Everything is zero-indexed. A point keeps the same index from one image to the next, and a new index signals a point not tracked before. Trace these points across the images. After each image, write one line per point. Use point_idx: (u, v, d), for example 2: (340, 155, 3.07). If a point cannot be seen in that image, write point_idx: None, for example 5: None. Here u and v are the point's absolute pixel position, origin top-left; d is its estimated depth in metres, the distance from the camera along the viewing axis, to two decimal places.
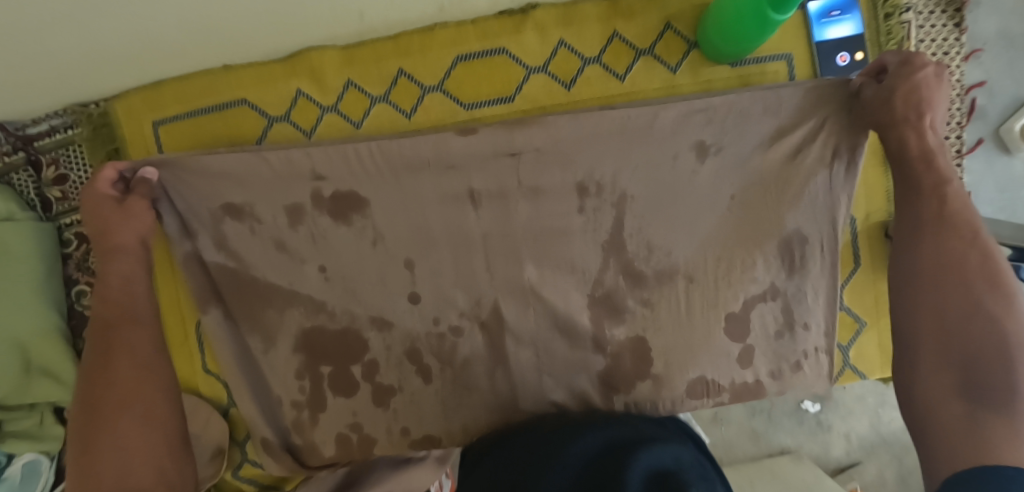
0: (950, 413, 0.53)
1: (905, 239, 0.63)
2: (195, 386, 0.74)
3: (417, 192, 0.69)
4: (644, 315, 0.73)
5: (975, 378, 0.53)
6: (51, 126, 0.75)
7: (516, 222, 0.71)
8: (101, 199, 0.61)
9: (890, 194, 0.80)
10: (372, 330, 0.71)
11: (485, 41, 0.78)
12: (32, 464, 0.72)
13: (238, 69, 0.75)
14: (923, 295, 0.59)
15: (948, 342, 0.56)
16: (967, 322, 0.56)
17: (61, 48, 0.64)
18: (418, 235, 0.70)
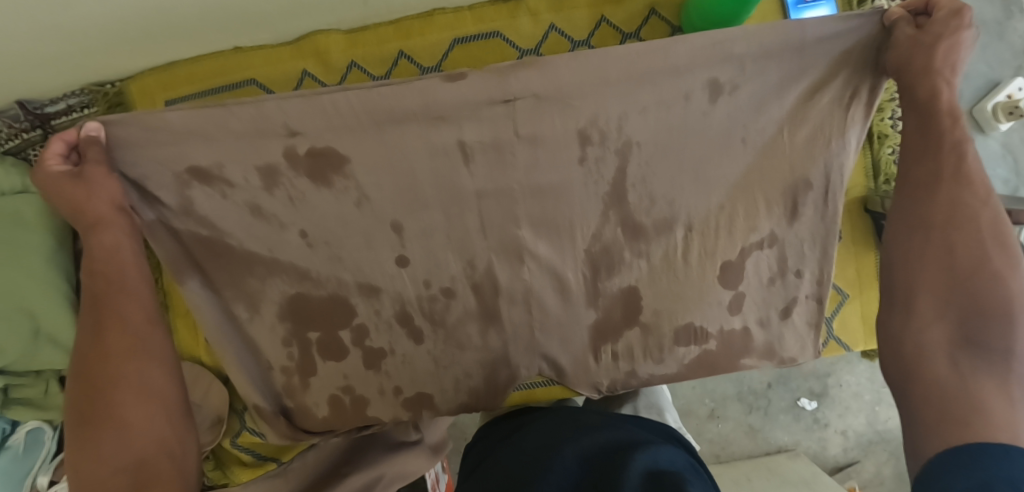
0: (937, 373, 0.48)
1: (906, 215, 0.56)
2: (197, 355, 0.78)
3: (401, 146, 0.57)
4: (641, 269, 0.65)
5: (973, 328, 0.49)
6: (69, 105, 0.77)
7: (513, 175, 0.59)
8: (54, 179, 0.52)
9: (872, 168, 0.75)
10: (359, 296, 0.65)
11: (481, 25, 0.76)
12: (34, 434, 0.78)
13: (247, 50, 0.75)
14: (912, 245, 0.54)
15: (951, 291, 0.51)
16: (975, 274, 0.51)
17: (60, 28, 0.63)
18: (406, 194, 0.59)
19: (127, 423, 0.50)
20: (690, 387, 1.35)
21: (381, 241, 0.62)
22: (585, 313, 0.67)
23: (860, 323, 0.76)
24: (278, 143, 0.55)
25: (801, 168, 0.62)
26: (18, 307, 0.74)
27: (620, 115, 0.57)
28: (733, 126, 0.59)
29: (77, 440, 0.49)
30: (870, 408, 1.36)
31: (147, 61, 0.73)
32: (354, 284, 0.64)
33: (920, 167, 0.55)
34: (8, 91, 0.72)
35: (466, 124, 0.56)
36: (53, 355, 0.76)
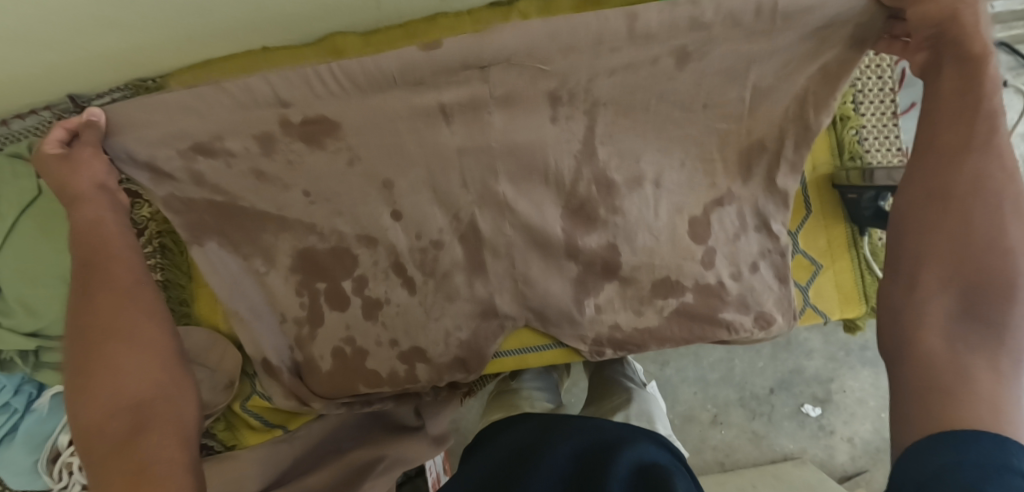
0: (933, 348, 0.49)
1: (928, 177, 0.56)
2: (215, 323, 0.84)
3: (384, 111, 0.65)
4: (617, 223, 0.73)
5: (978, 299, 0.50)
6: (114, 99, 0.88)
7: (490, 135, 0.68)
8: (49, 157, 0.62)
9: (841, 146, 0.80)
10: (361, 247, 0.75)
11: (478, 27, 0.84)
12: (57, 398, 0.84)
13: (275, 49, 0.85)
14: (941, 218, 0.54)
15: (962, 260, 0.52)
16: (982, 239, 0.52)
17: (110, 36, 0.74)
18: (394, 154, 0.69)
19: (116, 359, 0.58)
20: (692, 392, 1.31)
21: (373, 194, 0.72)
22: (568, 265, 0.75)
23: (834, 292, 0.80)
24: (270, 112, 0.65)
25: (747, 134, 0.70)
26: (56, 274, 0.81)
27: (588, 79, 0.64)
28: (698, 92, 0.66)
29: (74, 394, 0.57)
30: (877, 415, 1.30)
31: (183, 59, 0.84)
32: (352, 235, 0.74)
33: (949, 131, 0.56)
34: (62, 87, 0.83)
35: (445, 90, 0.64)
36: None
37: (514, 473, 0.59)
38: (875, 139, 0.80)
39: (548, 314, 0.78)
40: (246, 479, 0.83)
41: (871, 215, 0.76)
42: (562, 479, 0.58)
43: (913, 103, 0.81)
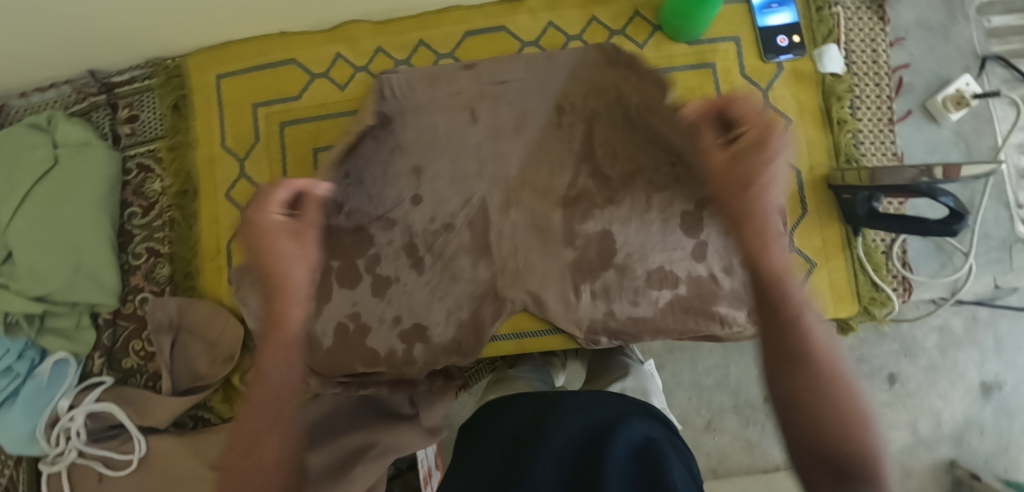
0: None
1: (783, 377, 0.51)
2: (220, 296, 0.85)
3: (432, 124, 0.81)
4: (611, 212, 0.77)
5: (834, 451, 0.47)
6: (133, 76, 0.89)
7: (506, 132, 0.80)
8: (273, 223, 0.58)
9: (838, 149, 0.82)
10: (378, 228, 0.80)
11: (488, 20, 0.85)
12: (59, 366, 0.86)
13: (291, 34, 0.86)
14: (783, 381, 0.51)
15: (800, 410, 0.50)
16: (803, 380, 0.50)
17: (130, 12, 0.76)
18: (425, 144, 0.81)
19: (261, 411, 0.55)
20: (686, 397, 1.30)
21: (401, 178, 0.80)
22: (566, 251, 0.78)
23: (828, 291, 0.81)
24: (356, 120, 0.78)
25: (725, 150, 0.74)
26: (65, 243, 0.83)
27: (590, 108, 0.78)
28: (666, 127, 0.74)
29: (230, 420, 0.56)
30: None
31: (202, 40, 0.86)
32: (370, 215, 0.80)
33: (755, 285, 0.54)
34: (83, 61, 0.85)
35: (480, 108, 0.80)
36: (89, 289, 0.84)
37: (517, 457, 0.58)
38: (871, 143, 0.83)
39: (549, 303, 0.79)
40: None
41: (866, 214, 0.78)
42: (567, 459, 0.57)
43: (909, 110, 0.84)
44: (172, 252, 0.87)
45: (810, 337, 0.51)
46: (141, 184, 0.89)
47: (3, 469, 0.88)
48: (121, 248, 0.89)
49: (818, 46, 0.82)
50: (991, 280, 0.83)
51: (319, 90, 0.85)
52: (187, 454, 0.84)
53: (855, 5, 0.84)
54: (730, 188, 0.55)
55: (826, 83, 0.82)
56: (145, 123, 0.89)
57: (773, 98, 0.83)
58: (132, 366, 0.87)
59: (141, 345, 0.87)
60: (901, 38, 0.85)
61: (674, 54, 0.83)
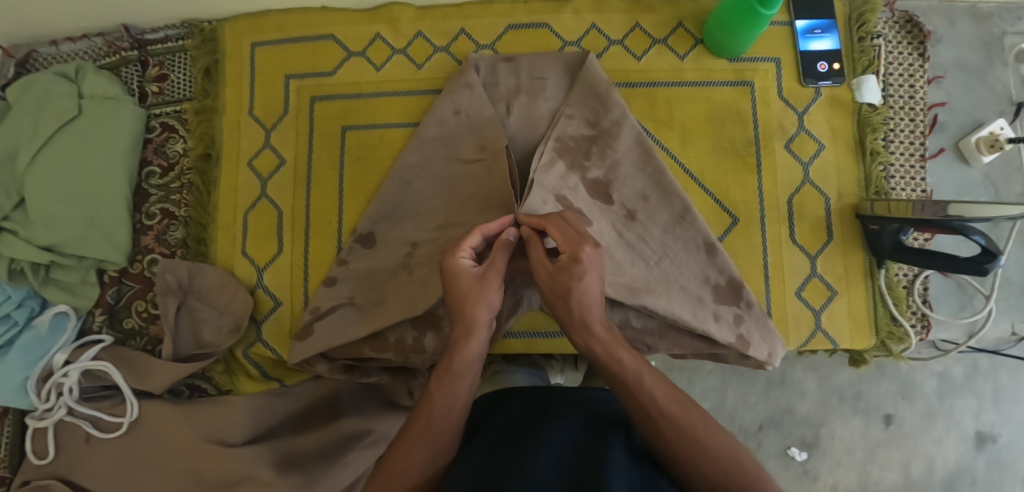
0: None
1: (652, 436, 0.55)
2: (231, 266, 0.84)
3: (467, 113, 0.79)
4: (638, 220, 0.76)
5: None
6: (167, 35, 0.88)
7: (539, 130, 0.79)
8: (466, 272, 0.61)
9: (868, 179, 0.82)
10: (399, 212, 0.79)
11: (532, 16, 0.85)
12: (58, 320, 0.83)
13: (332, 9, 0.85)
14: (672, 439, 0.54)
15: (699, 460, 0.53)
16: (700, 433, 0.54)
17: None
18: (456, 133, 0.79)
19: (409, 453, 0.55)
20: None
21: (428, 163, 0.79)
22: None
23: (846, 319, 0.80)
24: None
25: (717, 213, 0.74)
26: (81, 196, 0.81)
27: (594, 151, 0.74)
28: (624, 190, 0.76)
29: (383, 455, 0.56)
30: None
31: (244, 6, 0.84)
32: (393, 197, 0.79)
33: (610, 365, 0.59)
34: (119, 14, 0.84)
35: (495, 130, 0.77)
36: (99, 245, 0.81)
37: (514, 450, 0.54)
38: (901, 178, 0.83)
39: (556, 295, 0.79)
40: (235, 426, 0.83)
41: (892, 246, 0.77)
42: (568, 458, 0.53)
43: (940, 149, 0.84)
44: (187, 216, 0.85)
45: (639, 393, 0.56)
46: (163, 144, 0.87)
47: None
48: (135, 207, 0.86)
49: (857, 76, 0.83)
50: (1009, 326, 0.83)
51: (354, 68, 0.85)
52: (181, 422, 0.82)
53: (896, 39, 0.84)
54: (551, 289, 0.61)
55: (861, 113, 0.82)
56: (175, 84, 0.87)
57: (809, 122, 0.83)
58: (133, 328, 0.85)
59: (145, 306, 0.85)
60: (939, 76, 0.85)
61: (714, 69, 0.83)
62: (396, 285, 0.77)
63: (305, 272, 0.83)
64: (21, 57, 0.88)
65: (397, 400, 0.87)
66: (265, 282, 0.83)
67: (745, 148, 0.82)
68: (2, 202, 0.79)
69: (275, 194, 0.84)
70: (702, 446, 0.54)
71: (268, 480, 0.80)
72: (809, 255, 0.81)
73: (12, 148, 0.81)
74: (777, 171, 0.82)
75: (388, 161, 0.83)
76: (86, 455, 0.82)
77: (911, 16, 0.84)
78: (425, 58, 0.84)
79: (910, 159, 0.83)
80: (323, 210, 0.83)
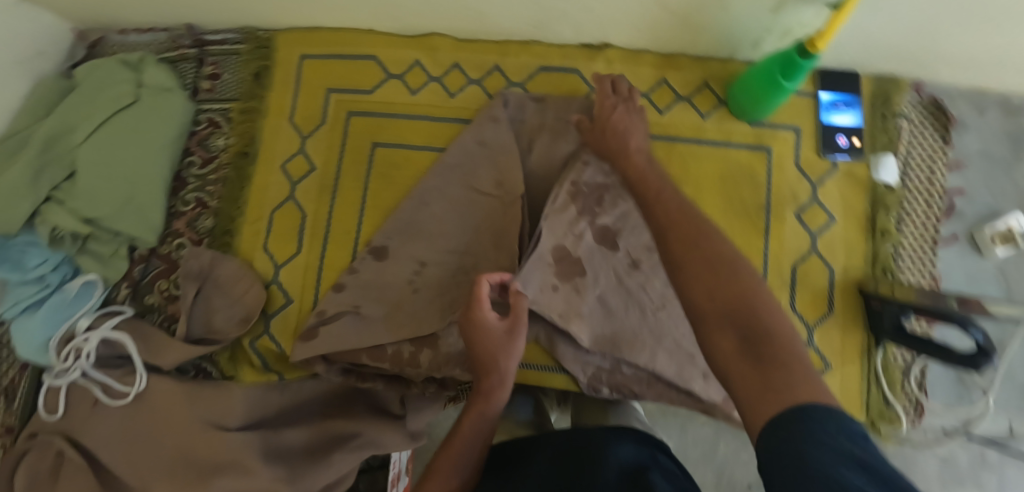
0: (726, 349, 0.50)
1: (680, 250, 0.59)
2: (251, 260, 0.88)
3: (490, 145, 0.83)
4: (640, 268, 0.78)
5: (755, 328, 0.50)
6: (225, 38, 0.94)
7: (556, 169, 0.83)
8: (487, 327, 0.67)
9: (875, 257, 0.82)
10: (413, 229, 0.83)
11: (564, 60, 0.88)
12: (87, 287, 0.90)
13: (379, 33, 0.91)
14: (696, 267, 0.56)
15: (719, 280, 0.55)
16: (722, 263, 0.56)
17: None
18: (476, 162, 0.83)
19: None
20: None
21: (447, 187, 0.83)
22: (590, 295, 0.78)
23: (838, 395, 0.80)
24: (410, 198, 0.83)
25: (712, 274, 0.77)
26: (125, 177, 0.87)
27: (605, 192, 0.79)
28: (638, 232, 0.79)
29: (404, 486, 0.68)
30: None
31: (298, 19, 0.90)
32: (409, 214, 0.83)
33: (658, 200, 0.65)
34: (185, 15, 0.91)
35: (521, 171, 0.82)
36: (134, 224, 0.87)
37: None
38: (910, 259, 0.83)
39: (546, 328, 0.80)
40: (232, 410, 0.86)
41: (892, 328, 0.77)
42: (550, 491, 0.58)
43: (954, 235, 0.84)
44: (218, 207, 0.90)
45: (697, 244, 0.58)
46: (205, 137, 0.93)
47: (10, 370, 0.92)
48: (172, 192, 0.92)
49: (875, 154, 0.84)
50: (1007, 424, 0.81)
51: (391, 89, 0.90)
52: (183, 400, 0.87)
53: (920, 122, 0.85)
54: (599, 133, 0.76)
55: (876, 191, 0.83)
56: (225, 83, 0.93)
57: (822, 194, 0.84)
58: (153, 304, 0.90)
59: (166, 286, 0.90)
60: (960, 163, 0.85)
61: (734, 131, 0.85)
62: (400, 299, 0.81)
63: (318, 273, 0.87)
64: (93, 42, 0.96)
65: (388, 408, 0.90)
66: (279, 279, 0.87)
67: (755, 211, 0.84)
68: (54, 173, 0.86)
69: (301, 196, 0.89)
70: (764, 361, 0.48)
71: (255, 467, 0.83)
72: (806, 325, 0.81)
73: (71, 125, 0.88)
74: (784, 237, 0.83)
75: (411, 180, 0.87)
76: (93, 418, 0.87)
77: (938, 101, 0.86)
78: (458, 88, 0.89)
79: (920, 242, 0.83)
80: (343, 218, 0.88)
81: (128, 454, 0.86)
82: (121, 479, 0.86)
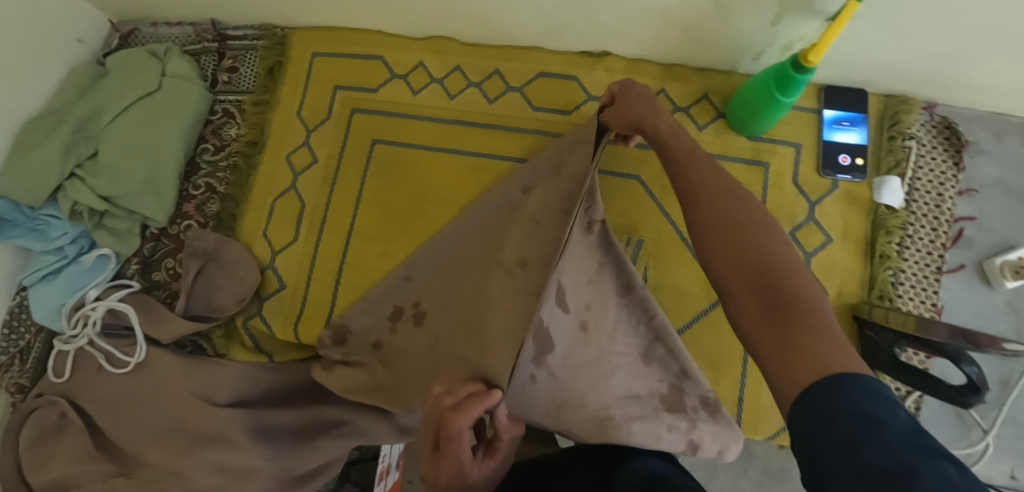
0: (757, 335, 0.46)
1: (700, 225, 0.54)
2: (252, 245, 0.92)
3: None
4: None
5: (777, 294, 0.46)
6: (244, 33, 0.99)
7: None
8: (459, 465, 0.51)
9: (873, 282, 0.79)
10: None
11: (565, 67, 0.89)
12: (101, 260, 0.95)
13: (386, 34, 0.93)
14: (720, 236, 0.52)
15: (745, 254, 0.49)
16: (748, 229, 0.51)
17: None
18: None
19: None
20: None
21: None
22: None
23: None
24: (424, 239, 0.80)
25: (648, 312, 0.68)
26: (141, 159, 0.92)
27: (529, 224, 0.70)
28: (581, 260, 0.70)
29: None
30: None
31: (313, 18, 0.94)
32: None
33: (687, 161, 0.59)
34: (209, 10, 0.96)
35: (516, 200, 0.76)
36: (148, 203, 0.92)
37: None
38: (911, 286, 0.79)
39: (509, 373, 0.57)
40: (223, 387, 0.90)
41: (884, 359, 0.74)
42: None
43: (961, 264, 0.80)
44: (225, 193, 0.94)
45: (701, 202, 0.55)
46: (220, 126, 0.97)
47: (29, 333, 0.99)
48: (185, 176, 0.97)
49: (879, 175, 0.81)
50: (1009, 469, 0.76)
51: (395, 88, 0.92)
52: (180, 373, 0.91)
53: (930, 144, 0.82)
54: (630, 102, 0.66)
55: (878, 214, 0.80)
56: (241, 76, 0.98)
57: (820, 214, 0.81)
58: (159, 281, 0.95)
59: (173, 264, 0.95)
60: (973, 189, 0.81)
61: (731, 145, 0.84)
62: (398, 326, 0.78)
63: (313, 263, 0.89)
64: (127, 33, 1.03)
65: None
66: (276, 264, 0.90)
67: None
68: (81, 151, 0.92)
69: (303, 187, 0.92)
70: (784, 318, 0.45)
71: (240, 443, 0.87)
72: None
73: (100, 108, 0.94)
74: None
75: (408, 177, 0.89)
76: (97, 385, 0.93)
77: (951, 123, 0.82)
78: (459, 90, 0.91)
79: (923, 269, 0.79)
80: (340, 211, 0.90)
81: (126, 421, 0.91)
82: (117, 444, 0.91)
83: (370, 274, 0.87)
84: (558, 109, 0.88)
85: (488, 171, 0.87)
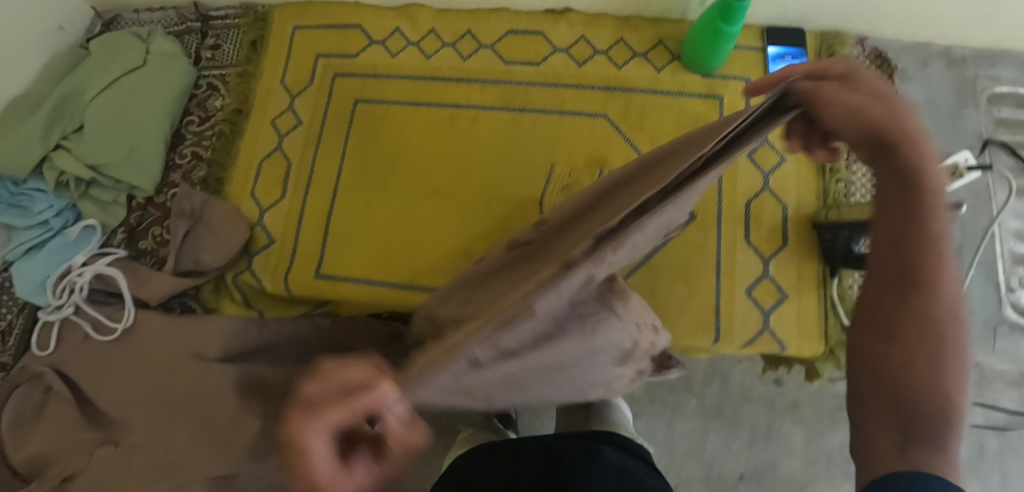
0: (880, 446, 0.45)
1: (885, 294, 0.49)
2: (240, 204, 0.95)
3: None
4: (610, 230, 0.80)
5: (908, 409, 0.45)
6: (226, 14, 1.05)
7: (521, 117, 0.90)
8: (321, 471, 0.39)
9: (825, 193, 0.86)
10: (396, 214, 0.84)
11: (531, 24, 0.96)
12: (86, 232, 0.96)
13: (363, 4, 1.00)
14: (891, 301, 0.48)
15: (896, 342, 0.47)
16: (908, 301, 0.47)
17: None
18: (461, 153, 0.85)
19: None
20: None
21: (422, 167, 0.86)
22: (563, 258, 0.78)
23: (795, 323, 0.82)
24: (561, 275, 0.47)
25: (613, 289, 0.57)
26: (130, 129, 0.96)
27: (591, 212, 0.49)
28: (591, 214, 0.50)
29: None
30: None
31: None
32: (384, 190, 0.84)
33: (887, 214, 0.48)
34: None
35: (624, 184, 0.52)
36: (136, 171, 0.95)
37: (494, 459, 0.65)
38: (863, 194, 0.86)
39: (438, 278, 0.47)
40: (215, 343, 0.91)
41: (843, 256, 0.80)
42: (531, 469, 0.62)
43: None
44: (211, 158, 0.98)
45: (903, 254, 0.47)
46: (204, 99, 1.02)
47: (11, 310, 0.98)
48: (171, 147, 1.00)
49: None
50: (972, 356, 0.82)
51: (374, 53, 0.98)
52: (169, 332, 0.91)
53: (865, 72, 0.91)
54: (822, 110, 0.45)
55: None
56: (225, 52, 1.03)
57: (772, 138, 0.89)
58: (147, 248, 0.97)
59: (160, 231, 0.97)
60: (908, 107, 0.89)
61: (687, 83, 0.91)
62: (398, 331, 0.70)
63: (300, 218, 0.92)
64: (110, 20, 1.08)
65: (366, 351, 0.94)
66: (265, 219, 0.93)
67: None
68: (65, 124, 0.95)
69: (288, 147, 0.96)
70: (912, 431, 0.44)
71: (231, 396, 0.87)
72: (760, 256, 0.84)
73: (83, 86, 0.97)
74: (738, 177, 0.87)
75: (390, 131, 0.94)
76: (84, 353, 0.92)
77: (880, 52, 0.91)
78: (434, 50, 0.97)
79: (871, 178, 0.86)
80: (326, 165, 0.94)
81: (113, 386, 0.91)
82: (105, 411, 0.90)
83: (356, 222, 0.91)
84: (527, 61, 0.95)
85: (465, 120, 0.93)
